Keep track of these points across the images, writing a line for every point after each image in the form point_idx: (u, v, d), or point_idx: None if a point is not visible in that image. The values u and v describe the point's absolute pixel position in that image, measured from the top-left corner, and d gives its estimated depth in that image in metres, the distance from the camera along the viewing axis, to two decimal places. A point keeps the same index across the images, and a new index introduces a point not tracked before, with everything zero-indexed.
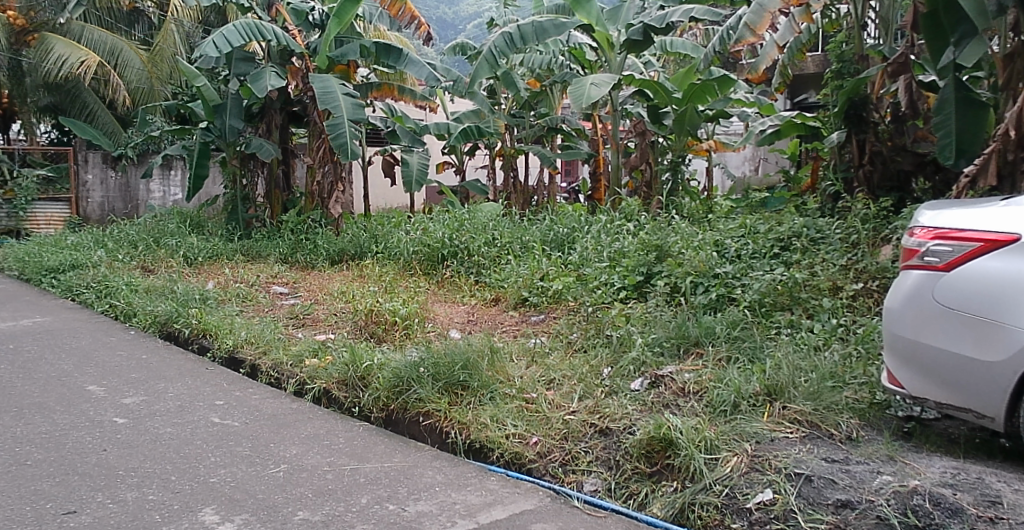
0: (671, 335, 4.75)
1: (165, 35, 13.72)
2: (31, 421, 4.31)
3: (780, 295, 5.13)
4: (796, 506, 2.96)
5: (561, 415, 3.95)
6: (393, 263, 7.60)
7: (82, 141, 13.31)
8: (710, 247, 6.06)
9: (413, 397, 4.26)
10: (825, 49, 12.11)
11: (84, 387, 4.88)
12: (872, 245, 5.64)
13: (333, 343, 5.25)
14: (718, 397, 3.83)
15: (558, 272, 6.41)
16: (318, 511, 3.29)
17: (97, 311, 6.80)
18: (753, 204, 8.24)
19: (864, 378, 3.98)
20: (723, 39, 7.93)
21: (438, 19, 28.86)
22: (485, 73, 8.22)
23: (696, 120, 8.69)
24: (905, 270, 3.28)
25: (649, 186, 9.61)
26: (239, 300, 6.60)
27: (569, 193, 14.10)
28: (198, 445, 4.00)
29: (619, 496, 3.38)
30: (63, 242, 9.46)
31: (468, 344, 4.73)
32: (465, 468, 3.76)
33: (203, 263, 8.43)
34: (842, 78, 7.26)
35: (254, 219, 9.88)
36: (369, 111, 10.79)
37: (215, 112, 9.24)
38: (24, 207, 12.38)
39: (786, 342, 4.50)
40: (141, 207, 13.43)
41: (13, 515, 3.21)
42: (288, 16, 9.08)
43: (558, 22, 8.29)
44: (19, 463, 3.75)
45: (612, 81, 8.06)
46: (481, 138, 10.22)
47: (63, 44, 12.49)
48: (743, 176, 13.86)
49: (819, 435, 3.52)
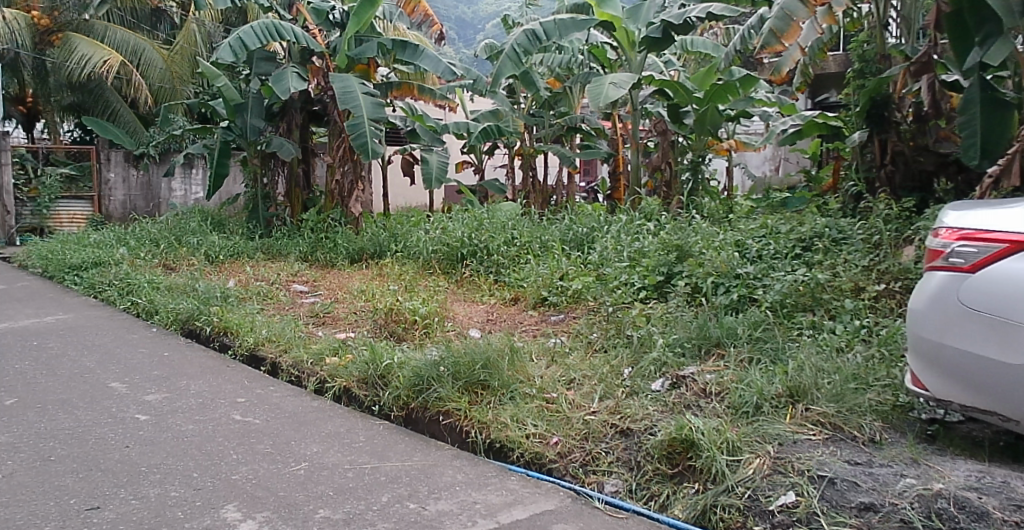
0: (692, 336, 4.72)
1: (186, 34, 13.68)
2: (54, 417, 4.34)
3: (802, 295, 5.08)
4: (820, 509, 2.93)
5: (582, 415, 3.93)
6: (412, 263, 7.60)
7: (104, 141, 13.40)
8: (732, 247, 6.00)
9: (433, 396, 4.26)
10: (847, 48, 12.04)
11: (106, 384, 4.90)
12: (895, 245, 5.61)
13: (353, 342, 5.23)
14: (741, 398, 3.81)
15: (578, 272, 6.38)
16: (340, 510, 3.29)
17: (118, 308, 6.84)
18: (773, 204, 8.15)
19: (888, 380, 3.93)
20: (744, 38, 7.89)
21: (457, 19, 29.10)
22: (509, 70, 8.09)
23: (718, 119, 8.61)
24: (930, 270, 3.24)
25: (668, 186, 9.47)
26: (260, 298, 6.60)
27: (589, 192, 14.05)
28: (221, 443, 4.01)
29: (640, 497, 3.35)
30: (85, 240, 9.51)
31: (488, 343, 4.69)
32: (485, 468, 3.76)
33: (224, 261, 8.44)
34: (864, 77, 7.17)
35: (274, 218, 9.90)
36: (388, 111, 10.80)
37: (237, 111, 9.27)
38: (48, 206, 12.41)
39: (808, 343, 4.47)
40: (162, 206, 13.52)
41: (37, 511, 3.22)
42: (308, 15, 9.08)
43: (578, 19, 8.21)
44: (43, 459, 3.78)
45: (632, 80, 8.02)
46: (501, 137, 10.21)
47: (85, 43, 12.62)
48: (763, 175, 13.81)
49: (843, 437, 3.49)
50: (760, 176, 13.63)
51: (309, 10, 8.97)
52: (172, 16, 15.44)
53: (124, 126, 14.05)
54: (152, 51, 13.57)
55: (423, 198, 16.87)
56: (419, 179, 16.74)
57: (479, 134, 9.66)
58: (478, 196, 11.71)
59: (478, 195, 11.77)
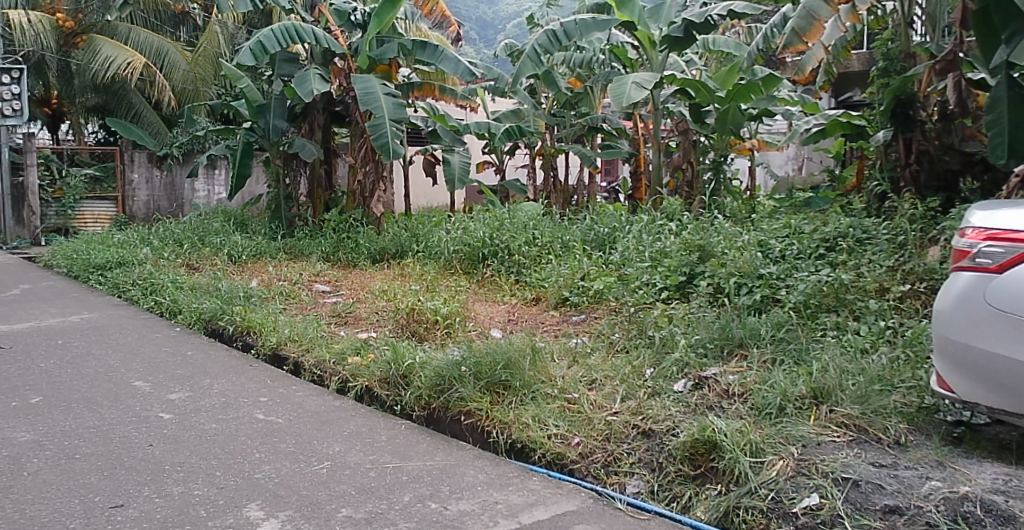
0: (715, 336, 4.69)
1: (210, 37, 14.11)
2: (79, 416, 4.38)
3: (826, 296, 5.03)
4: (844, 512, 2.91)
5: (604, 416, 3.92)
6: (434, 263, 7.62)
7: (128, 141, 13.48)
8: (754, 247, 5.96)
9: (455, 396, 4.26)
10: (870, 46, 11.93)
11: (130, 383, 4.95)
12: (920, 246, 5.55)
13: (375, 342, 5.25)
14: (764, 400, 3.78)
15: (599, 272, 6.37)
16: (362, 509, 3.30)
17: (143, 308, 6.91)
18: (796, 203, 8.09)
19: (914, 382, 3.88)
20: (767, 37, 7.83)
21: (478, 19, 29.17)
22: (529, 71, 8.13)
23: (740, 119, 8.51)
24: (956, 271, 3.20)
25: (691, 185, 9.40)
26: (282, 298, 6.64)
27: (609, 192, 14.00)
28: (243, 441, 4.03)
29: (662, 499, 3.33)
30: (109, 240, 9.61)
31: (510, 343, 4.69)
32: (507, 468, 3.75)
33: (246, 260, 8.50)
34: (888, 75, 7.22)
35: (296, 219, 9.96)
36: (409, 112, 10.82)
37: (259, 112, 9.33)
38: (72, 205, 12.64)
39: (832, 344, 4.43)
40: (186, 206, 13.62)
41: (62, 509, 3.25)
42: (331, 16, 9.14)
43: (599, 19, 8.15)
44: (68, 457, 3.82)
45: (654, 79, 8.01)
46: (522, 137, 10.21)
47: (110, 45, 12.75)
48: (786, 175, 13.73)
49: (867, 439, 3.45)
50: (782, 175, 13.56)
51: (332, 12, 9.06)
52: (194, 18, 15.58)
53: (148, 127, 14.18)
54: (175, 53, 13.70)
55: (443, 198, 16.90)
56: (440, 179, 16.77)
57: (501, 134, 9.64)
58: (499, 196, 11.71)
59: (499, 195, 11.77)
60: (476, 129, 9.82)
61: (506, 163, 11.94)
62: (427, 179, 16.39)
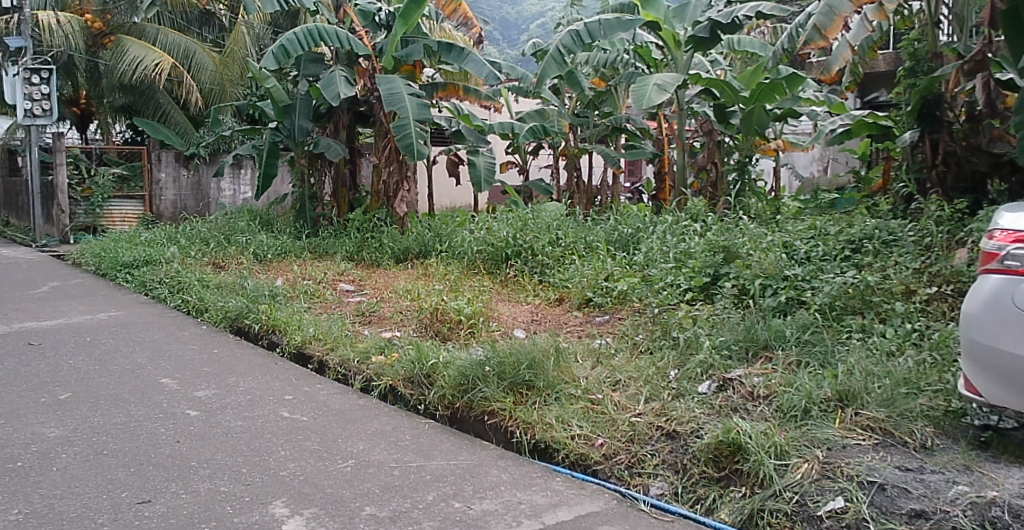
0: (740, 338, 4.68)
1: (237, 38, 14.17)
2: (107, 412, 4.44)
3: (851, 298, 4.99)
4: (870, 515, 2.89)
5: (628, 417, 3.92)
6: (457, 262, 7.66)
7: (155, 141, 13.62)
8: (779, 248, 5.92)
9: (479, 396, 4.27)
10: (896, 46, 11.83)
11: (158, 380, 5.01)
12: (947, 248, 5.49)
13: (399, 341, 5.28)
14: (789, 402, 3.76)
15: (623, 272, 6.37)
16: (385, 507, 3.31)
17: (170, 306, 6.99)
18: (821, 204, 8.04)
19: (940, 385, 3.83)
20: (792, 37, 7.79)
21: (502, 19, 29.27)
22: (553, 72, 8.16)
23: (765, 119, 8.45)
24: (984, 274, 3.16)
25: (715, 186, 9.35)
26: (306, 296, 6.69)
27: (632, 192, 13.97)
28: (269, 439, 4.07)
29: (686, 500, 3.33)
30: (136, 239, 9.71)
31: (533, 343, 4.69)
32: (531, 468, 3.76)
33: (272, 259, 8.56)
34: (916, 75, 7.14)
35: (321, 218, 10.02)
36: (433, 112, 10.86)
37: (285, 112, 9.39)
38: (100, 205, 12.78)
39: (858, 347, 4.39)
40: (212, 205, 13.73)
41: (91, 504, 3.30)
42: (355, 17, 9.16)
43: (624, 19, 8.14)
44: (96, 453, 3.87)
45: (677, 81, 7.96)
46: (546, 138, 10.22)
47: (136, 47, 12.85)
48: (811, 176, 13.67)
49: (893, 443, 3.42)
50: (807, 176, 13.50)
51: (357, 12, 9.15)
52: (221, 18, 15.75)
53: (175, 126, 14.30)
54: (202, 54, 13.84)
55: (466, 198, 16.93)
56: (463, 179, 16.81)
57: (526, 134, 9.69)
58: (522, 196, 11.72)
59: (522, 195, 11.77)
60: (500, 129, 9.81)
61: (529, 163, 11.93)
62: (450, 179, 16.43)
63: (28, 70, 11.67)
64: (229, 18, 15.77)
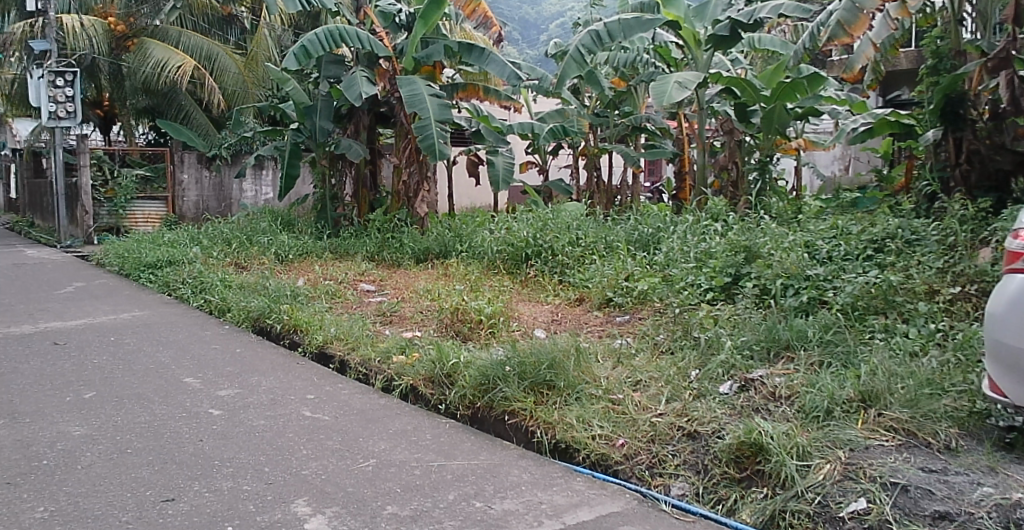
0: (761, 338, 4.66)
1: (259, 41, 14.29)
2: (131, 411, 4.49)
3: (874, 298, 4.96)
4: (892, 517, 2.87)
5: (648, 417, 3.91)
6: (478, 263, 7.68)
7: (178, 143, 13.81)
8: (801, 248, 5.89)
9: (499, 396, 4.28)
10: (919, 44, 11.72)
11: (181, 379, 5.06)
12: (971, 248, 5.44)
13: (420, 341, 5.30)
14: (811, 402, 3.74)
15: (643, 272, 6.36)
16: (406, 507, 3.32)
17: (192, 306, 7.05)
18: (842, 204, 7.98)
19: (965, 385, 3.78)
20: (813, 35, 7.75)
21: (521, 19, 29.25)
22: (574, 72, 8.15)
23: (786, 118, 8.43)
24: (1009, 274, 3.11)
25: (735, 185, 9.37)
26: (328, 297, 6.73)
27: (652, 192, 13.92)
28: (291, 438, 4.10)
29: (708, 501, 3.32)
30: (159, 240, 9.81)
31: (554, 343, 4.70)
32: (551, 468, 3.77)
33: (293, 260, 8.61)
34: (938, 74, 7.10)
35: (342, 218, 10.08)
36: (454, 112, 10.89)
37: (306, 113, 9.44)
38: (124, 206, 12.90)
39: (881, 347, 4.35)
40: (234, 206, 13.89)
41: (115, 501, 3.34)
42: (375, 18, 9.24)
43: (643, 19, 8.07)
44: (121, 451, 3.91)
45: (698, 79, 7.95)
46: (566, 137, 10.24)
47: (160, 48, 13.03)
48: (833, 175, 13.59)
49: (917, 444, 3.40)
50: (828, 175, 13.42)
51: (378, 14, 9.22)
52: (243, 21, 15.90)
53: (197, 127, 14.39)
54: (225, 56, 13.95)
55: (486, 198, 16.95)
56: (483, 179, 16.83)
57: (546, 134, 9.70)
58: (542, 196, 11.73)
59: (542, 195, 11.78)
60: (520, 129, 9.80)
61: (549, 163, 11.91)
62: (471, 180, 16.46)
63: (53, 73, 11.81)
64: (250, 21, 15.87)
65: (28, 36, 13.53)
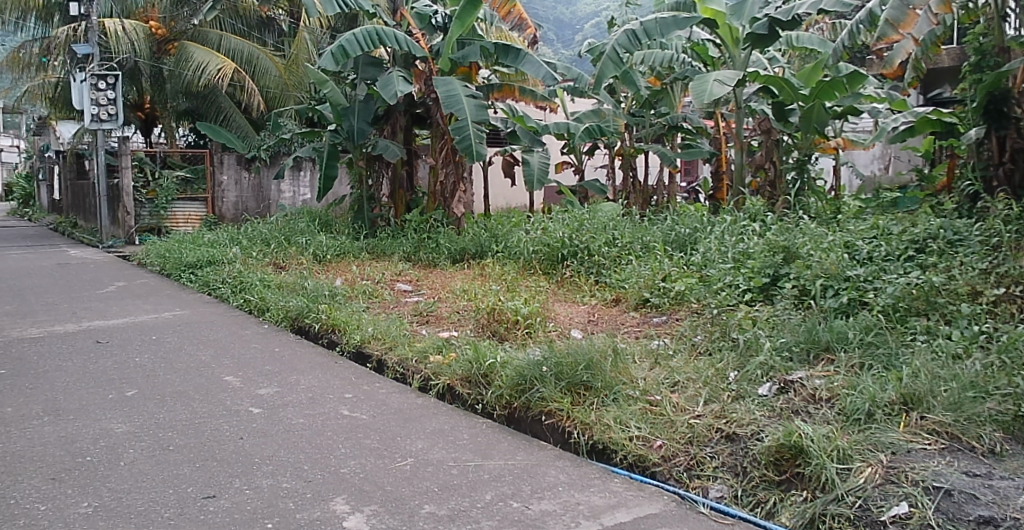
0: (801, 340, 4.62)
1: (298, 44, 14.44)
2: (172, 408, 4.57)
3: (915, 299, 4.88)
4: (935, 521, 2.84)
5: (686, 419, 3.89)
6: (513, 263, 7.69)
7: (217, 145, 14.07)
8: (840, 248, 5.82)
9: (536, 396, 4.29)
10: (961, 41, 11.65)
11: (221, 378, 5.13)
12: (1015, 247, 5.31)
13: (457, 341, 5.33)
14: (852, 405, 3.70)
15: (680, 273, 6.34)
16: (444, 506, 3.34)
17: (232, 305, 7.16)
18: (882, 203, 7.86)
19: (1010, 388, 3.68)
20: (853, 34, 7.68)
21: (555, 20, 29.27)
22: (611, 71, 8.10)
23: (825, 116, 8.37)
24: None
25: (773, 185, 9.26)
26: (365, 296, 6.80)
27: (688, 191, 13.82)
28: (329, 436, 4.14)
29: (746, 504, 3.30)
30: (198, 240, 9.97)
31: (591, 343, 4.70)
32: (589, 468, 3.77)
33: (331, 260, 8.70)
34: (982, 70, 6.93)
35: (378, 219, 10.16)
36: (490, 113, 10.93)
37: (343, 114, 9.53)
38: (165, 207, 13.20)
39: (923, 349, 4.27)
40: (272, 207, 14.04)
41: (158, 498, 3.40)
42: (412, 20, 9.36)
43: (681, 17, 8.04)
44: (163, 448, 3.99)
45: (737, 76, 7.88)
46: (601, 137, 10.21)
47: (201, 52, 13.25)
48: (872, 174, 13.43)
49: (960, 448, 3.34)
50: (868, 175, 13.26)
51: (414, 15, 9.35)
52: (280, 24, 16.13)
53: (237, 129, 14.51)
54: (264, 59, 14.13)
55: (520, 198, 16.98)
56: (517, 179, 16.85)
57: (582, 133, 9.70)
58: (578, 196, 11.71)
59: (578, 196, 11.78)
60: (555, 129, 9.78)
61: (584, 163, 11.87)
62: (506, 180, 16.51)
63: (95, 77, 12.04)
64: (288, 24, 16.07)
65: (70, 40, 13.84)
